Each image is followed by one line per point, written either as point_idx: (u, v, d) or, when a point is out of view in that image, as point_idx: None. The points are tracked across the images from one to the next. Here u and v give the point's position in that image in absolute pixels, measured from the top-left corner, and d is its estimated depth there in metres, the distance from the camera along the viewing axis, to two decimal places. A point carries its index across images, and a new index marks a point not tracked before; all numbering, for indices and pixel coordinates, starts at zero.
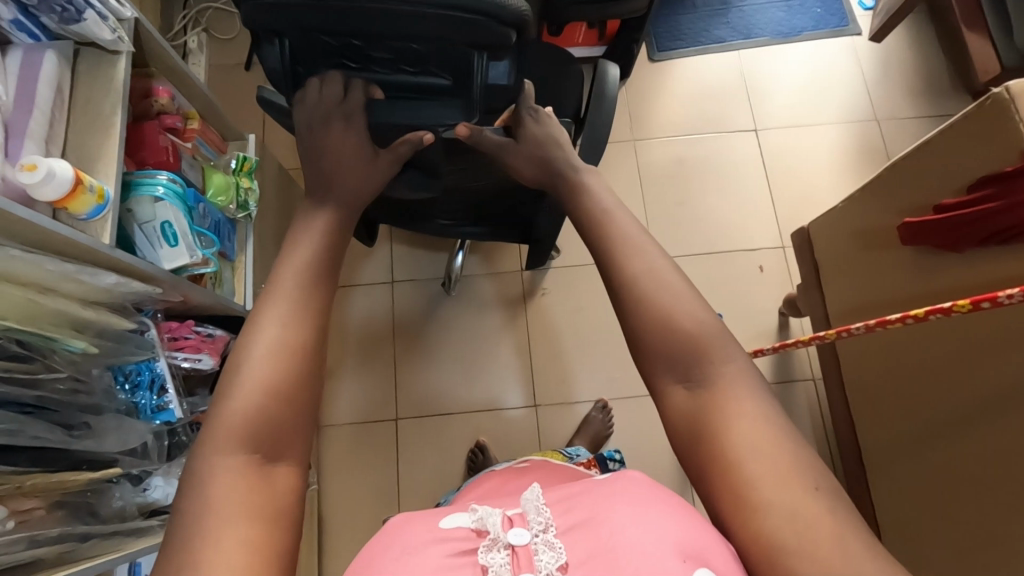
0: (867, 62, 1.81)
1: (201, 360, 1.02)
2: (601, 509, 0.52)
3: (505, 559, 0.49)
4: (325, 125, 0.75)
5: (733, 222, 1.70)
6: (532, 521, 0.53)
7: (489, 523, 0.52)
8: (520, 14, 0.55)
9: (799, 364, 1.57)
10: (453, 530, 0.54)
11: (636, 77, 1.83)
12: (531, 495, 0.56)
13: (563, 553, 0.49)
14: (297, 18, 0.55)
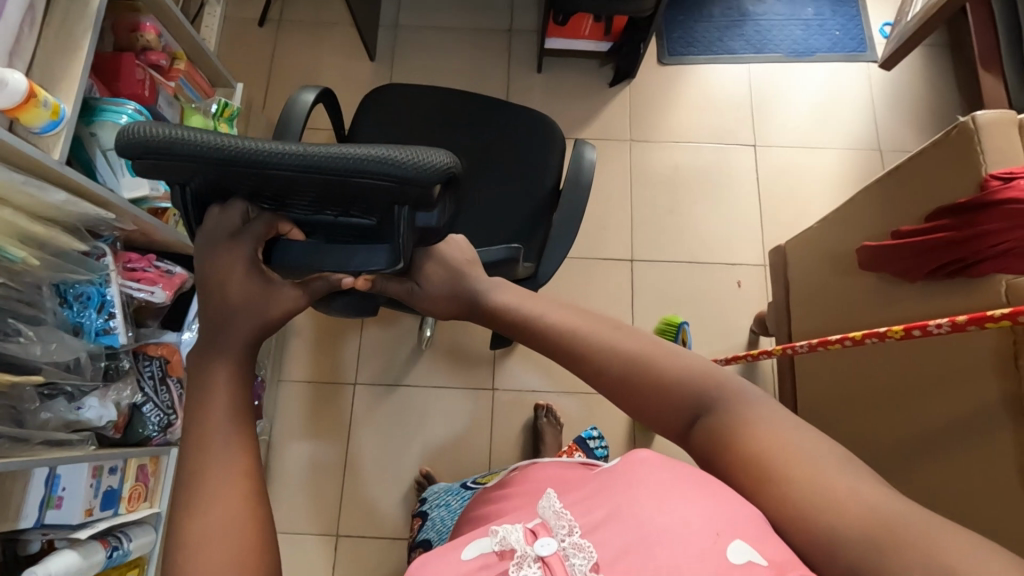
0: (879, 90, 1.78)
1: (155, 293, 1.03)
2: (629, 503, 0.51)
3: (538, 571, 0.47)
4: (213, 256, 0.60)
5: (719, 235, 1.68)
6: (555, 527, 0.52)
7: (512, 540, 0.50)
8: (443, 169, 0.48)
9: (764, 384, 1.54)
10: (473, 562, 0.51)
11: (643, 78, 1.81)
12: (546, 501, 0.55)
13: (596, 552, 0.48)
14: (188, 166, 0.49)
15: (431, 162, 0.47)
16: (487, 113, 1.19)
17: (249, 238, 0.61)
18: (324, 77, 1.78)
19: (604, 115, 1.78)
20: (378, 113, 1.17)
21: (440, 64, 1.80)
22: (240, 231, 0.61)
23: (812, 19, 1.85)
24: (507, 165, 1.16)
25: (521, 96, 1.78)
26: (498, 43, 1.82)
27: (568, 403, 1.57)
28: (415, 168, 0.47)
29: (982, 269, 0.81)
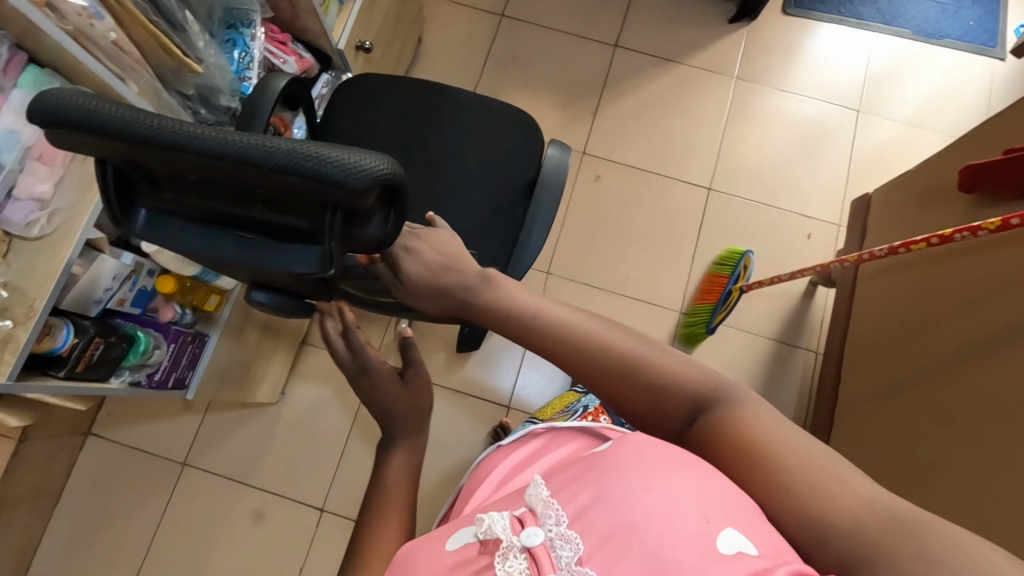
0: (1000, 88, 1.74)
1: (285, 63, 1.12)
2: (611, 487, 0.51)
3: (523, 564, 0.49)
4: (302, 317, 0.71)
5: (802, 187, 1.69)
6: (543, 517, 0.53)
7: (497, 531, 0.52)
8: (371, 178, 0.48)
9: (809, 334, 1.57)
10: (458, 553, 0.54)
11: (763, 22, 1.81)
12: (535, 489, 0.56)
13: (578, 544, 0.49)
14: (108, 141, 0.48)
15: (357, 169, 0.47)
16: (478, 114, 1.18)
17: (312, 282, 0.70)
18: None
19: (716, 47, 1.79)
20: (374, 95, 1.18)
21: None
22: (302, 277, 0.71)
23: (948, 4, 1.81)
24: (479, 169, 1.16)
25: (641, 9, 1.81)
26: None
27: (616, 305, 1.60)
28: (342, 174, 0.47)
29: None
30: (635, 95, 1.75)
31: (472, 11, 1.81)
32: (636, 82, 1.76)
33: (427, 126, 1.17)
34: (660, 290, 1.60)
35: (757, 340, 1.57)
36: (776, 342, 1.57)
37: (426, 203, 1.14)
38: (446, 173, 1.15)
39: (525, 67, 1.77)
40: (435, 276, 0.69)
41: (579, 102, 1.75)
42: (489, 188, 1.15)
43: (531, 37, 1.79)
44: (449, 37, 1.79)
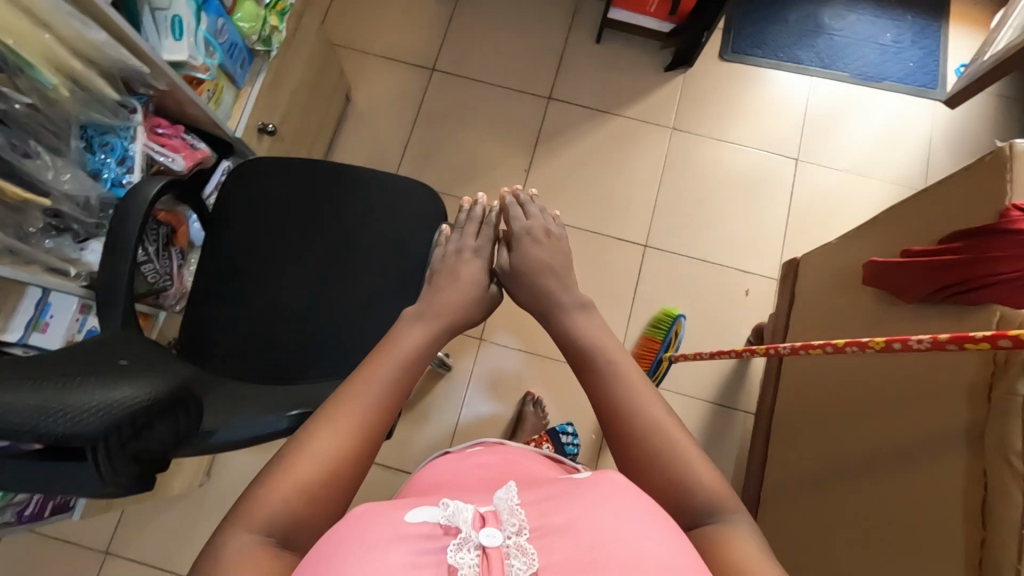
0: (940, 131, 1.71)
1: (175, 161, 1.07)
2: (584, 520, 0.51)
3: (475, 560, 0.47)
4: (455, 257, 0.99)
5: (741, 240, 1.65)
6: (504, 522, 0.51)
7: (459, 520, 0.50)
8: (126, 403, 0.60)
9: (747, 395, 1.53)
10: (416, 527, 0.51)
11: (699, 69, 1.77)
12: (505, 492, 0.54)
13: (535, 560, 0.48)
14: None
15: (110, 399, 0.60)
16: (376, 197, 1.13)
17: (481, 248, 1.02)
18: (387, 6, 1.81)
19: (652, 96, 1.75)
20: (268, 179, 1.14)
21: (504, 13, 1.81)
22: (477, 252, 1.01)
23: (889, 45, 1.78)
24: (379, 251, 1.10)
25: (576, 61, 1.77)
26: (563, 3, 1.82)
27: (550, 371, 1.56)
28: (100, 408, 0.59)
29: (980, 296, 0.76)
30: (570, 148, 1.72)
31: (403, 66, 1.77)
32: (570, 137, 1.73)
33: (324, 214, 1.13)
34: None
35: (693, 403, 1.54)
36: (713, 405, 1.54)
37: (319, 296, 1.08)
38: (346, 258, 1.10)
39: (458, 123, 1.74)
40: (538, 264, 0.97)
41: (511, 158, 1.71)
42: (384, 270, 1.09)
43: (463, 93, 1.76)
44: (378, 95, 1.75)
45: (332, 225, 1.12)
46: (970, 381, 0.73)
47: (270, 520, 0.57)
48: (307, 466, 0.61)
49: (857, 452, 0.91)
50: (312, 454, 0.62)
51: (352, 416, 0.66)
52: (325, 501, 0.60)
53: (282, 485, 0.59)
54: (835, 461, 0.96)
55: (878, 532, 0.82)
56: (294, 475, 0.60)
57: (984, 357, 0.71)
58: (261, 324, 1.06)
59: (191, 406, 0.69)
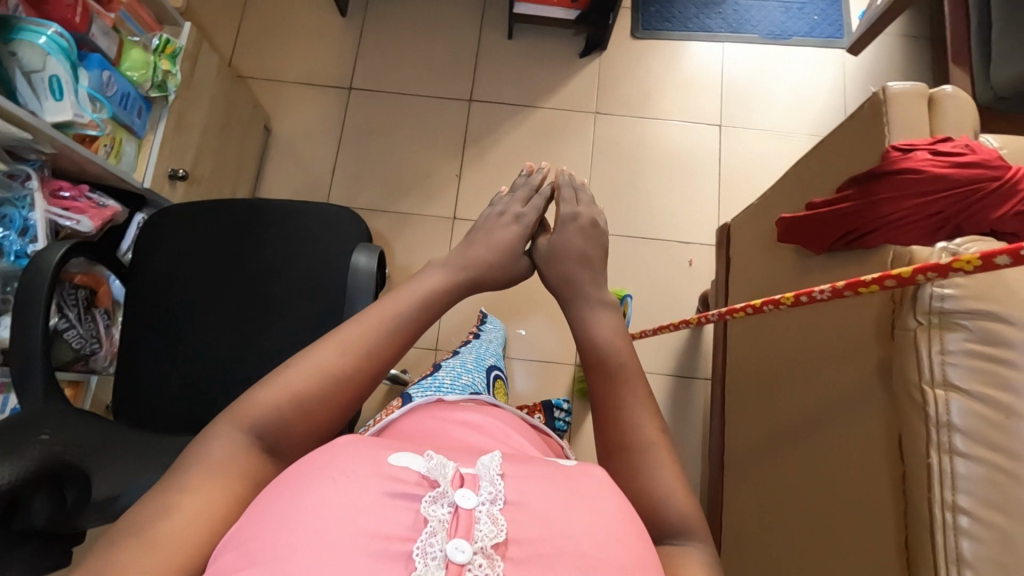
0: (852, 79, 1.76)
1: (81, 223, 1.06)
2: (557, 509, 0.49)
3: (445, 516, 0.46)
4: (499, 219, 0.91)
5: (677, 212, 1.68)
6: (483, 488, 0.50)
7: (438, 475, 0.50)
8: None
9: (703, 363, 1.56)
10: (399, 470, 0.51)
11: (614, 50, 1.79)
12: (490, 461, 0.53)
13: (504, 532, 0.46)
14: None
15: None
16: (295, 225, 1.11)
17: (531, 212, 0.92)
18: (296, 32, 1.79)
19: (571, 84, 1.76)
20: (181, 225, 1.12)
21: (413, 23, 1.80)
22: (523, 217, 0.91)
23: (792, 2, 1.82)
24: (304, 280, 1.09)
25: (491, 61, 1.78)
26: (471, 5, 1.81)
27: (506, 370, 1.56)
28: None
29: (873, 240, 0.78)
30: (498, 147, 1.72)
31: (319, 89, 1.76)
32: (495, 136, 1.73)
33: (243, 250, 1.11)
34: (550, 347, 1.57)
35: (652, 378, 1.55)
36: (673, 377, 1.56)
37: (247, 338, 1.06)
38: (271, 292, 1.09)
39: (382, 139, 1.73)
40: (569, 258, 0.86)
41: (441, 166, 1.71)
42: (310, 299, 1.08)
43: (384, 108, 1.75)
44: (297, 121, 1.73)
45: (256, 262, 1.10)
46: (876, 321, 0.75)
47: (259, 422, 0.58)
48: (307, 376, 0.61)
49: (793, 405, 0.93)
50: (310, 370, 0.61)
51: (357, 342, 0.65)
52: (318, 413, 0.60)
53: (277, 392, 0.59)
54: (779, 416, 0.98)
55: (817, 479, 0.84)
56: (292, 384, 0.60)
57: (885, 300, 0.73)
58: (194, 371, 1.04)
59: (73, 485, 0.70)
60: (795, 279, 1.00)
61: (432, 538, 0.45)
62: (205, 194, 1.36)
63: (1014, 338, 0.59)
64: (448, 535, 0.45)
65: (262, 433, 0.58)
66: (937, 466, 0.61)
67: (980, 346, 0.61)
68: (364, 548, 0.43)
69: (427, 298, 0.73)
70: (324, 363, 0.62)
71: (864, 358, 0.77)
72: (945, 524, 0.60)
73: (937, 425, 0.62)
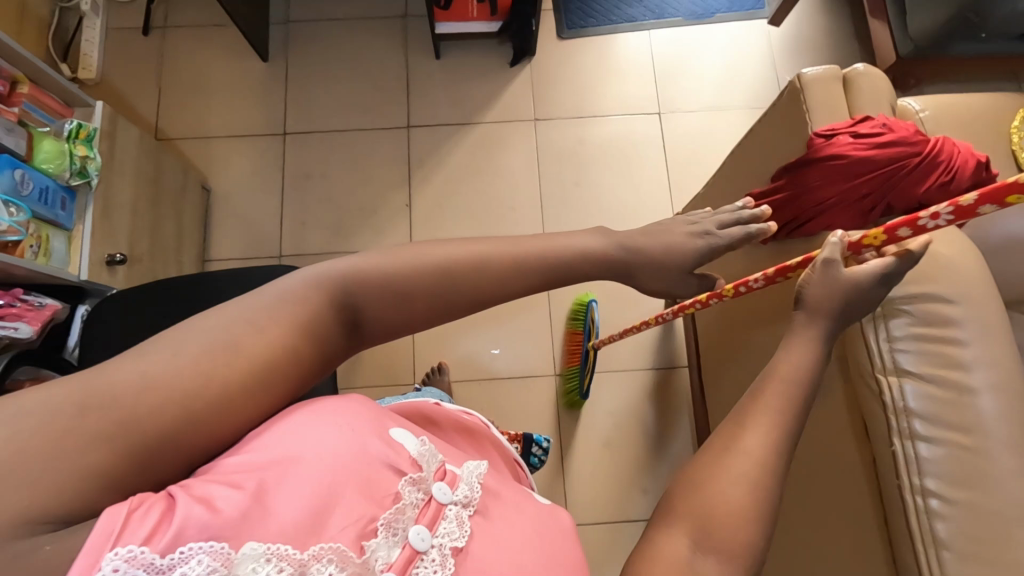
0: (779, 48, 1.77)
1: (19, 329, 1.01)
2: (512, 520, 0.52)
3: (419, 502, 0.48)
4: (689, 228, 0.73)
5: (630, 206, 1.68)
6: (460, 487, 0.52)
7: (427, 463, 0.51)
8: None
9: (680, 353, 1.57)
10: (397, 446, 0.50)
11: (543, 54, 1.78)
12: (473, 465, 0.56)
13: (464, 537, 0.48)
14: None
15: None
16: (238, 294, 1.08)
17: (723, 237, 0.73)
18: (216, 86, 1.75)
19: (505, 96, 1.75)
20: (120, 315, 1.08)
21: (336, 59, 1.77)
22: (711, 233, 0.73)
23: None
24: None
25: (420, 85, 1.75)
26: (394, 31, 1.79)
27: (487, 391, 1.55)
28: None
29: (813, 227, 0.78)
30: (444, 170, 1.70)
31: (253, 139, 1.72)
32: (438, 159, 1.71)
33: None
34: (526, 362, 1.56)
35: (634, 375, 1.56)
36: (653, 372, 1.57)
37: None
38: None
39: (325, 180, 1.69)
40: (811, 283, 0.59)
41: (389, 198, 1.68)
42: None
43: (320, 148, 1.72)
44: (235, 175, 1.69)
45: None
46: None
47: (361, 281, 0.53)
48: (426, 269, 0.55)
49: None
50: (427, 264, 0.56)
51: (484, 269, 0.57)
52: (407, 309, 0.56)
53: (393, 264, 0.55)
54: None
55: (793, 464, 0.85)
56: (406, 266, 0.55)
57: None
58: None
59: None
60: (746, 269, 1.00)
61: (401, 515, 0.46)
62: (147, 272, 1.31)
63: (953, 317, 0.62)
64: (417, 521, 0.47)
65: (356, 293, 0.53)
66: (899, 451, 0.62)
67: (924, 329, 0.63)
68: (350, 509, 0.44)
69: (576, 255, 0.62)
70: (446, 272, 0.56)
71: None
72: (919, 509, 0.61)
73: (897, 414, 0.63)
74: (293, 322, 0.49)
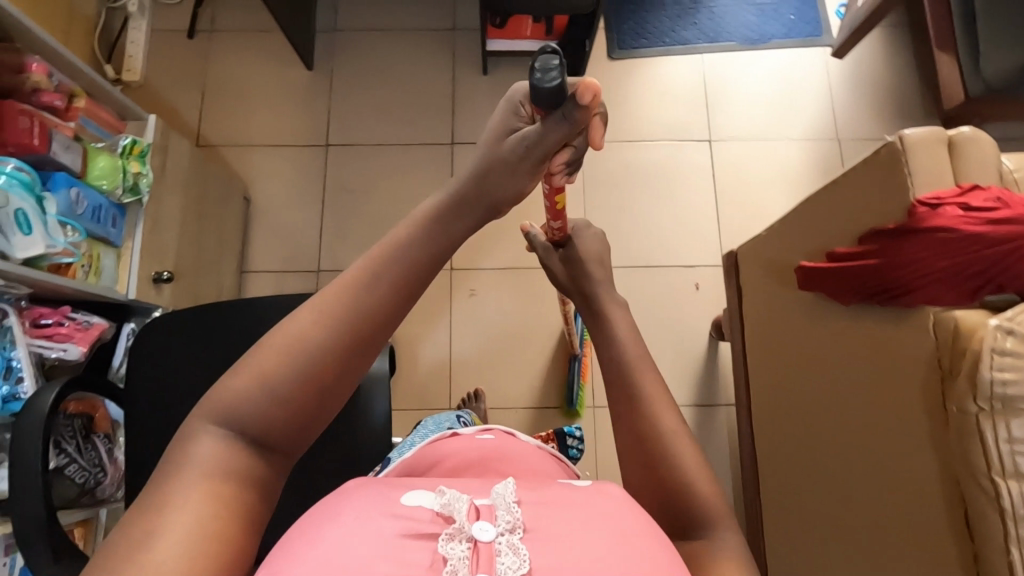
0: (836, 78, 1.73)
1: (67, 350, 1.00)
2: (577, 528, 0.43)
3: (465, 552, 0.40)
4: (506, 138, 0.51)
5: (677, 236, 1.64)
6: (499, 517, 0.43)
7: (454, 509, 0.43)
8: None
9: (724, 390, 1.54)
10: (410, 511, 0.45)
11: (592, 74, 1.74)
12: (503, 488, 0.46)
13: (527, 558, 0.39)
14: None
15: None
16: None
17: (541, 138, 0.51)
18: (259, 92, 1.72)
19: None
20: (173, 337, 1.07)
21: (382, 70, 1.74)
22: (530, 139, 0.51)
23: (765, 4, 1.77)
24: None
25: (466, 101, 1.72)
26: (441, 43, 1.75)
27: (525, 420, 1.52)
28: None
29: (909, 300, 0.75)
30: None
31: (295, 149, 1.69)
32: None
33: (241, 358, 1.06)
34: (565, 391, 1.53)
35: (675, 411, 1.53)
36: (695, 408, 1.53)
37: None
38: None
39: (367, 194, 1.67)
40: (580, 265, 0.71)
41: None
42: None
43: (362, 161, 1.69)
44: (276, 186, 1.67)
45: None
46: (929, 425, 0.74)
47: (234, 411, 0.42)
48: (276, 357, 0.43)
49: (841, 464, 0.91)
50: (285, 346, 0.43)
51: (352, 309, 0.44)
52: (298, 406, 0.43)
53: (246, 374, 0.42)
54: (823, 466, 0.96)
55: (875, 539, 0.86)
56: (263, 362, 0.43)
57: (937, 405, 0.73)
58: None
59: None
60: (817, 328, 0.96)
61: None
62: (190, 289, 1.30)
63: None
64: (473, 574, 0.39)
65: (239, 428, 0.42)
66: (1017, 562, 0.63)
67: None
68: None
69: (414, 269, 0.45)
70: (307, 339, 0.43)
71: (917, 442, 0.76)
72: None
73: (1012, 519, 0.63)
74: (211, 490, 0.40)
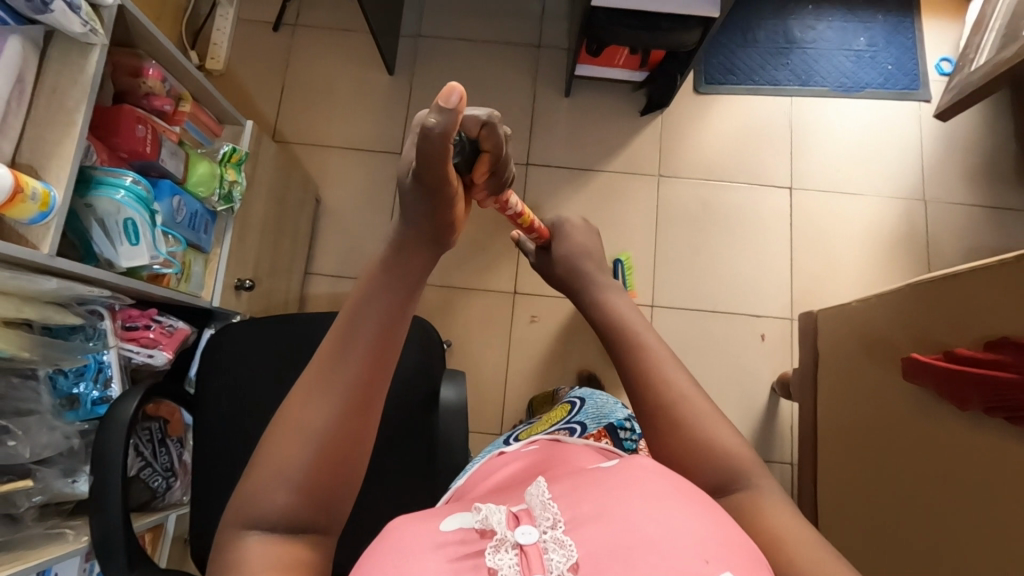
0: (929, 137, 1.67)
1: (154, 356, 1.00)
2: (614, 501, 0.46)
3: (514, 560, 0.41)
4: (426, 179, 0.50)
5: (747, 283, 1.60)
6: (539, 517, 0.45)
7: (492, 521, 0.44)
8: None
9: (781, 446, 1.51)
10: (452, 536, 0.45)
11: (676, 106, 1.69)
12: (535, 489, 0.49)
13: (574, 550, 0.42)
14: None
15: None
16: None
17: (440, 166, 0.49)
18: (338, 93, 1.71)
19: (631, 145, 1.68)
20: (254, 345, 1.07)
21: (463, 82, 1.72)
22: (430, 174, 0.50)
23: (863, 50, 1.71)
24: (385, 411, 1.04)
25: (545, 122, 1.69)
26: (525, 60, 1.72)
27: None
28: None
29: None
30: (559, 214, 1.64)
31: (369, 154, 1.68)
32: (553, 203, 1.65)
33: None
34: None
35: None
36: None
37: None
38: None
39: None
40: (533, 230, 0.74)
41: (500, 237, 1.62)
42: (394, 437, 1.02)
43: None
44: (347, 191, 1.66)
45: None
46: None
47: (266, 505, 0.45)
48: (289, 442, 0.45)
49: (935, 561, 0.89)
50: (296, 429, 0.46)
51: (338, 371, 0.47)
52: (325, 475, 0.46)
53: (270, 463, 0.45)
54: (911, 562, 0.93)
55: None
56: (280, 450, 0.45)
57: None
58: None
59: None
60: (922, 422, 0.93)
61: None
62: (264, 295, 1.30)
63: None
64: None
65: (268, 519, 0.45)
66: None
67: None
68: None
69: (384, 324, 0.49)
70: (313, 418, 0.46)
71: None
72: None
73: None
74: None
